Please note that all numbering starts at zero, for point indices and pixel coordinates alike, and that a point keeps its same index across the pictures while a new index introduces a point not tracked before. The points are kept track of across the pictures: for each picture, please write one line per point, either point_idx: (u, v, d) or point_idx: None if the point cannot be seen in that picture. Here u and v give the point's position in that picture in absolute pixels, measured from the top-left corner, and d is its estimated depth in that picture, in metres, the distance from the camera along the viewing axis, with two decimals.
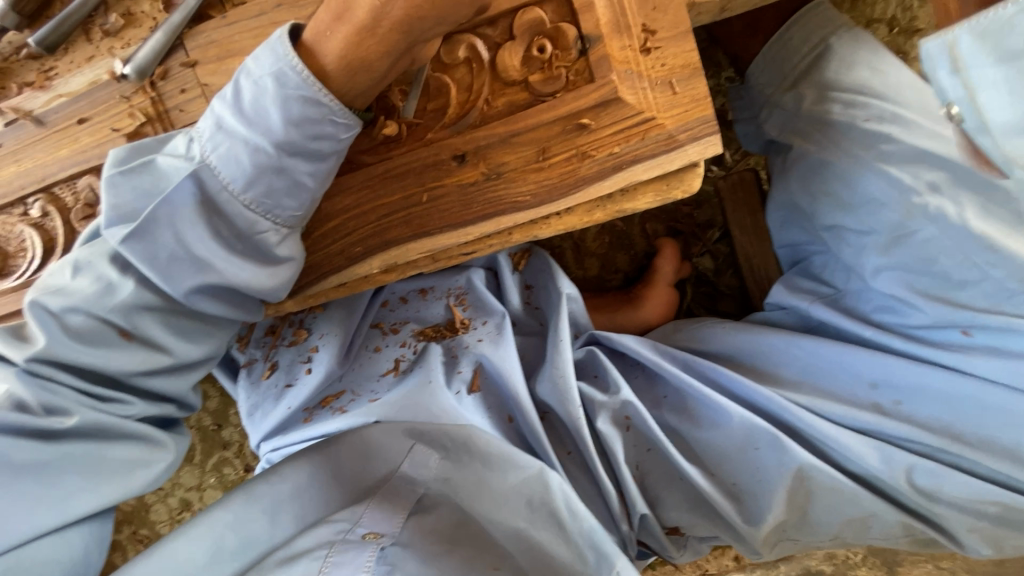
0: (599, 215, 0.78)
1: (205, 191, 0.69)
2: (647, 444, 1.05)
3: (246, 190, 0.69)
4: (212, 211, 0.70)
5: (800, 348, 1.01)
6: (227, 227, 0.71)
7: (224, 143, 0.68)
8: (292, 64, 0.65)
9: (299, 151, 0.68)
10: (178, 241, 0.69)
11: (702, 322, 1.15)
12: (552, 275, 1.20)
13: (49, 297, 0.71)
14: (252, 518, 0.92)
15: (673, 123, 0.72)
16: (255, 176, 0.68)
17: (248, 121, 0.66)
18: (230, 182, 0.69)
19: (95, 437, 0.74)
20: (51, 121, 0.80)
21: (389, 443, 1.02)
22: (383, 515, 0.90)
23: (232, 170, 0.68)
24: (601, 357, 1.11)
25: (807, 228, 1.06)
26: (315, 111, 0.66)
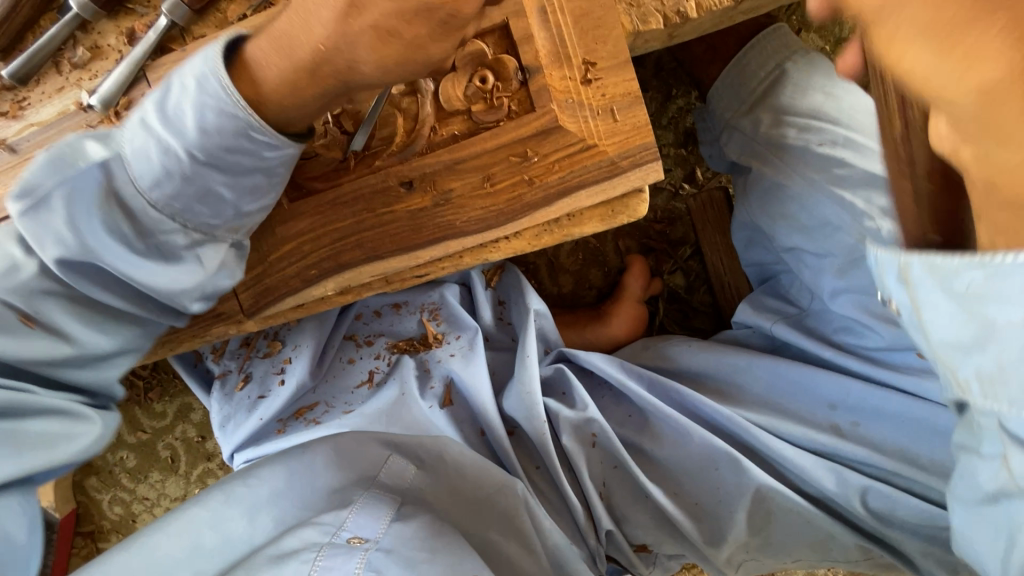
0: (547, 239, 0.79)
1: (113, 181, 0.67)
2: (613, 461, 1.05)
3: (152, 190, 0.66)
4: (118, 202, 0.68)
5: (760, 368, 1.02)
6: (141, 219, 0.68)
7: (139, 138, 0.66)
8: (219, 76, 0.64)
9: (212, 162, 0.66)
10: (68, 225, 0.65)
11: (671, 340, 1.16)
12: (522, 291, 1.22)
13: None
14: (230, 516, 0.91)
15: (614, 150, 0.73)
16: (163, 177, 0.66)
17: (167, 122, 0.65)
18: (137, 179, 0.67)
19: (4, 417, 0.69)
20: (23, 149, 0.83)
21: (362, 453, 1.01)
22: (366, 519, 0.89)
23: (140, 166, 0.66)
24: (568, 374, 1.11)
25: (771, 248, 1.07)
26: (233, 125, 0.65)
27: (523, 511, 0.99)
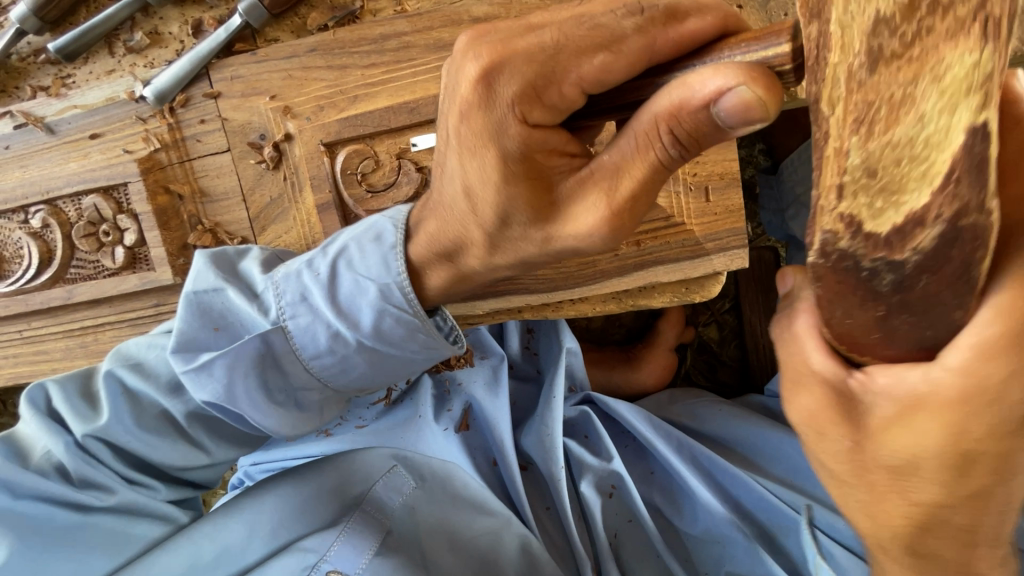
0: (613, 306, 0.77)
1: (272, 347, 0.66)
2: (629, 514, 1.02)
3: (314, 361, 0.67)
4: (272, 364, 0.67)
5: (793, 449, 0.98)
6: (275, 384, 0.68)
7: (308, 318, 0.65)
8: (400, 284, 0.64)
9: (381, 350, 0.67)
10: (226, 392, 0.65)
11: (701, 398, 1.13)
12: (555, 326, 1.15)
13: (126, 369, 0.72)
14: (232, 528, 0.85)
15: (702, 230, 0.71)
16: (327, 355, 0.67)
17: (341, 312, 0.64)
18: (301, 349, 0.67)
19: (124, 512, 0.77)
20: (62, 131, 0.78)
21: (372, 461, 1.00)
22: (352, 548, 0.87)
23: (306, 341, 0.66)
24: (594, 420, 1.08)
25: None
26: (407, 327, 0.65)
27: (508, 558, 0.98)
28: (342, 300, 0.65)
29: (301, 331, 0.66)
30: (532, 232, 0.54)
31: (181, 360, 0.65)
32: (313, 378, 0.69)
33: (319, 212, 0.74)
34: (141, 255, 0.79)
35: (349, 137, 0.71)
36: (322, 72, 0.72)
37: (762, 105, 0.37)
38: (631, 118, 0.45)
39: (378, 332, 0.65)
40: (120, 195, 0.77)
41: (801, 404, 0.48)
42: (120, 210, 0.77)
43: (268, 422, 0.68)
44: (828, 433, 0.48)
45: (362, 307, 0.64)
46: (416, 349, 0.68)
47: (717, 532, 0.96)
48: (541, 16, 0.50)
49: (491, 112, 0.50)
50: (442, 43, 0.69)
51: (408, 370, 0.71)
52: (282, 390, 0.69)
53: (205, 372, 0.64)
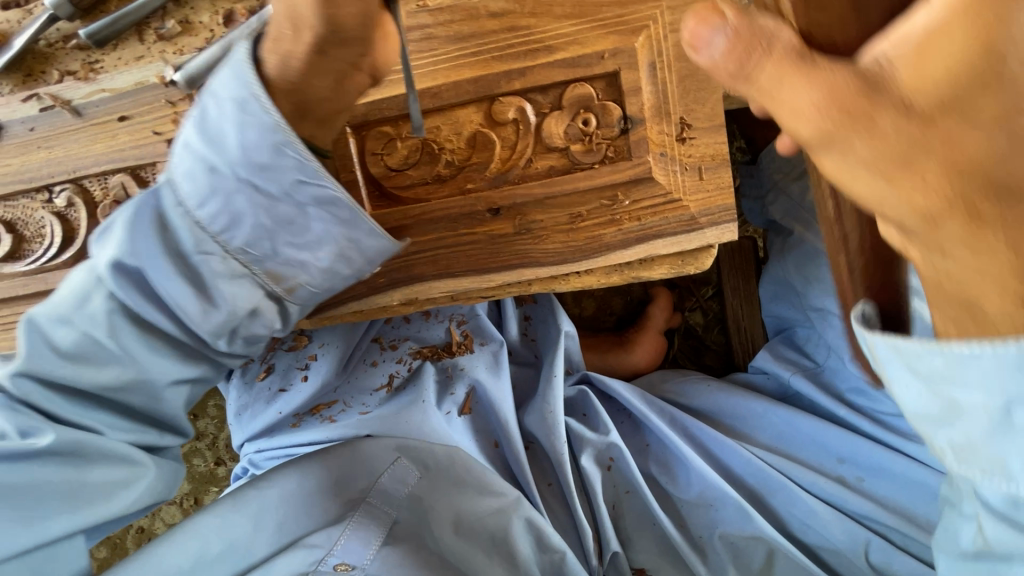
0: (616, 279, 0.83)
1: (163, 207, 0.63)
2: (626, 486, 1.08)
3: (218, 215, 0.61)
4: (167, 232, 0.63)
5: (777, 418, 1.06)
6: (177, 252, 0.63)
7: (189, 162, 0.61)
8: (262, 102, 0.58)
9: (288, 203, 0.62)
10: (130, 253, 0.62)
11: (690, 376, 1.20)
12: (552, 310, 1.22)
13: (40, 308, 0.67)
14: (237, 521, 0.90)
15: (696, 206, 0.78)
16: (231, 209, 0.61)
17: (209, 141, 0.60)
18: (201, 206, 0.61)
19: (75, 463, 0.70)
20: (89, 113, 0.80)
21: (377, 453, 1.01)
22: (359, 539, 0.90)
23: (201, 194, 0.61)
24: (591, 398, 1.14)
25: (795, 304, 1.11)
26: (288, 167, 0.60)
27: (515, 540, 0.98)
28: (212, 131, 0.60)
29: (221, 211, 0.61)
30: None
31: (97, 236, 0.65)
32: (213, 243, 0.63)
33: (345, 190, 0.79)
34: None
35: (375, 120, 0.77)
36: None
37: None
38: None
39: (312, 214, 0.63)
40: (147, 174, 0.80)
41: (957, 131, 0.37)
42: (146, 189, 0.80)
43: (189, 312, 0.64)
44: (936, 161, 0.37)
45: (234, 129, 0.59)
46: (359, 238, 0.66)
47: (709, 495, 1.02)
48: None
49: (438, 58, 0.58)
50: (462, 35, 0.76)
51: (359, 270, 0.70)
52: (182, 259, 0.64)
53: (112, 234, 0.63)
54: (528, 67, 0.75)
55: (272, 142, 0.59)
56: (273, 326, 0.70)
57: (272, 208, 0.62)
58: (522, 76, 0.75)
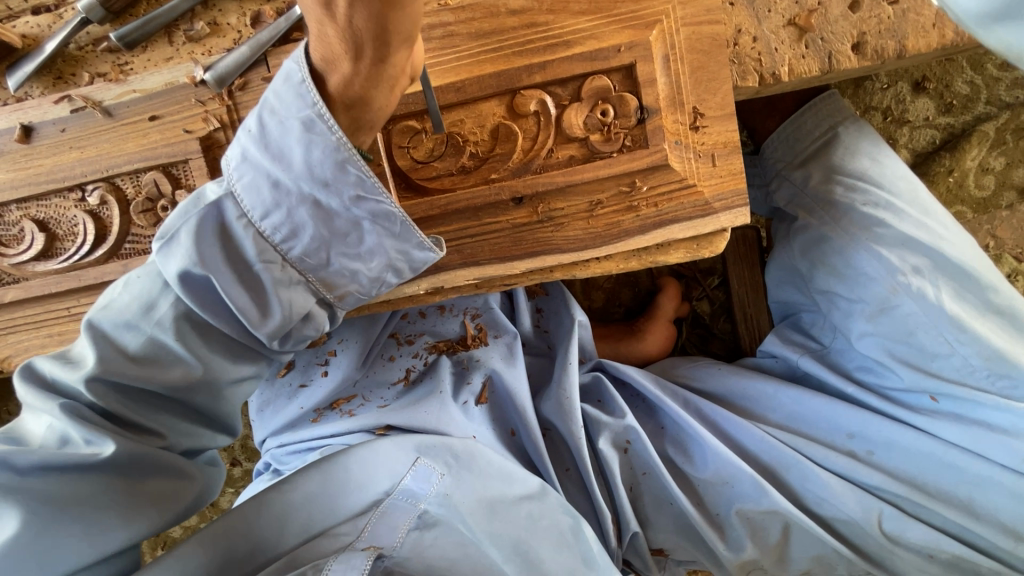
0: (634, 264, 0.86)
1: (226, 218, 0.67)
2: (643, 468, 1.11)
3: (283, 225, 0.67)
4: (231, 240, 0.67)
5: (788, 398, 1.10)
6: (242, 261, 0.68)
7: (253, 174, 0.65)
8: (322, 114, 0.62)
9: (347, 215, 0.67)
10: (195, 260, 0.66)
11: (700, 362, 1.24)
12: (565, 301, 1.25)
13: (102, 313, 0.69)
14: (260, 522, 0.87)
15: (710, 191, 0.82)
16: (293, 219, 0.66)
17: (273, 155, 0.64)
18: (265, 216, 0.66)
19: (134, 473, 0.73)
20: (119, 114, 0.83)
21: (395, 454, 0.93)
22: (383, 529, 0.88)
23: (266, 205, 0.66)
24: (606, 384, 1.18)
25: (801, 289, 1.15)
26: (348, 182, 0.65)
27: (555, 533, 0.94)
28: (274, 145, 0.65)
29: (283, 223, 0.66)
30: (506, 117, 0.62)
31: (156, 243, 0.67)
32: (276, 252, 0.68)
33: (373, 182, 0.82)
34: None
35: (402, 114, 0.79)
36: None
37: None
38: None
39: (365, 226, 0.68)
40: (179, 172, 0.82)
41: None
42: (178, 186, 0.82)
43: (251, 318, 0.69)
44: None
45: (298, 145, 0.63)
46: (410, 247, 0.71)
47: (725, 473, 1.05)
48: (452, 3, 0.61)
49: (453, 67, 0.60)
50: (483, 32, 0.79)
51: (407, 275, 0.75)
52: (247, 267, 0.69)
53: (175, 242, 0.66)
54: (548, 60, 0.78)
55: (335, 160, 0.64)
56: (323, 328, 0.75)
57: (330, 220, 0.67)
58: (543, 70, 0.78)
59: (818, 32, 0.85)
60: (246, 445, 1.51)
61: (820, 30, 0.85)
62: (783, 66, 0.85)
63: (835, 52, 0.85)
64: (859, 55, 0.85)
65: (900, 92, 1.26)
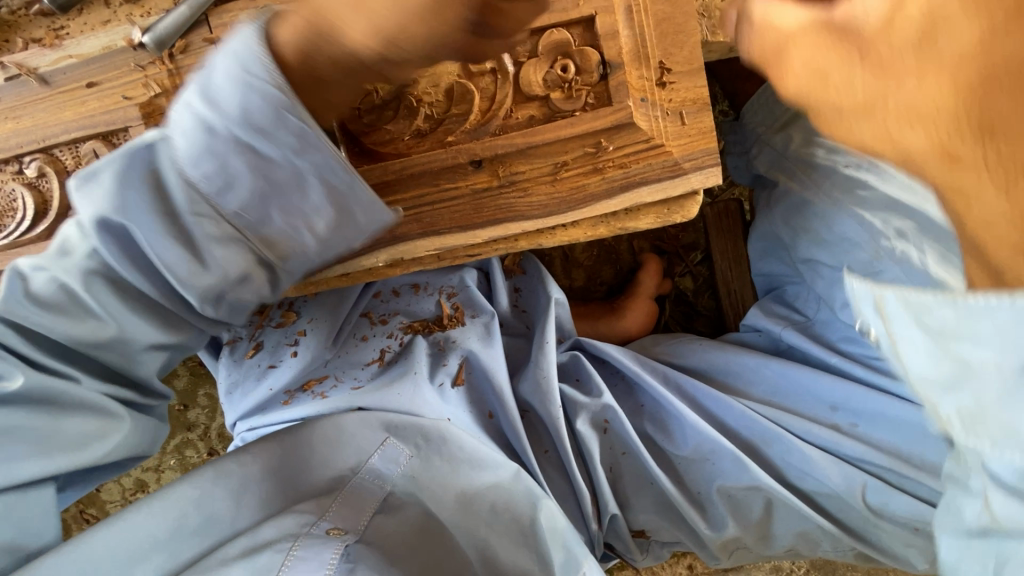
0: (603, 230, 0.82)
1: (159, 163, 0.63)
2: (623, 447, 1.07)
3: (216, 175, 0.62)
4: (161, 187, 0.63)
5: (770, 371, 1.06)
6: (171, 208, 0.63)
7: (185, 120, 0.61)
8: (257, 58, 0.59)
9: (288, 167, 0.63)
10: (118, 207, 0.61)
11: (682, 338, 1.20)
12: (541, 277, 1.22)
13: (28, 260, 0.67)
14: (216, 498, 0.83)
15: (680, 151, 0.78)
16: (227, 170, 0.62)
17: (206, 100, 0.60)
18: (193, 165, 0.61)
19: (51, 409, 0.71)
20: (56, 81, 0.78)
21: (362, 433, 0.91)
22: (349, 511, 0.84)
23: (194, 153, 0.61)
24: (584, 362, 1.14)
25: (784, 259, 1.12)
26: (291, 132, 0.61)
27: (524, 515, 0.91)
28: (211, 89, 0.60)
29: (214, 175, 0.61)
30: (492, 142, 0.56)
31: (79, 180, 0.63)
32: (203, 200, 0.63)
33: None
34: None
35: None
36: None
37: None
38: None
39: (310, 181, 0.64)
40: (120, 141, 0.78)
41: None
42: None
43: (180, 275, 0.65)
44: None
45: (233, 90, 0.60)
46: (356, 209, 0.67)
47: (705, 449, 1.02)
48: None
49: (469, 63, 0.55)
50: None
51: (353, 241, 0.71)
52: (179, 218, 0.64)
53: (95, 183, 0.62)
54: None
55: (272, 109, 0.60)
56: (261, 293, 0.71)
57: (269, 174, 0.63)
58: None
59: None
60: (223, 434, 1.47)
61: None
62: None
63: None
64: None
65: None
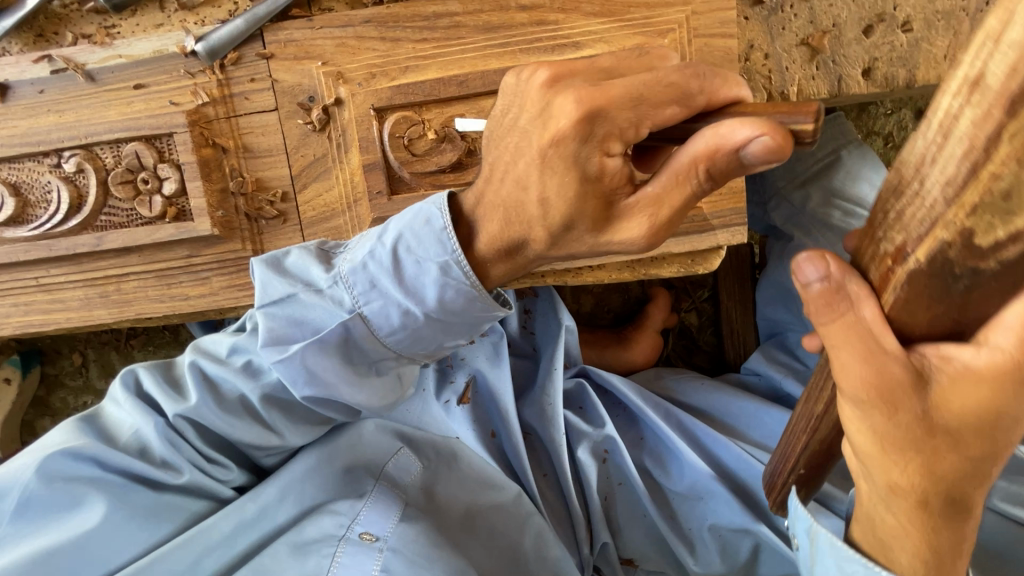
0: (627, 274, 0.85)
1: (350, 332, 0.72)
2: (620, 477, 1.10)
3: (398, 341, 0.73)
4: (351, 346, 0.73)
5: (768, 417, 1.10)
6: (358, 359, 0.75)
7: (376, 300, 0.71)
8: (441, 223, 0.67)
9: (444, 326, 0.73)
10: (308, 366, 0.71)
11: (684, 374, 1.24)
12: (554, 304, 1.19)
13: (204, 361, 0.76)
14: (269, 492, 0.85)
15: (709, 207, 0.81)
16: (404, 330, 0.72)
17: (401, 288, 0.70)
18: (381, 335, 0.73)
19: None
20: (103, 79, 0.79)
21: (379, 441, 0.97)
22: (381, 513, 0.86)
23: (383, 325, 0.72)
24: (589, 391, 1.17)
25: (790, 309, 1.16)
26: (466, 296, 0.70)
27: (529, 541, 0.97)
28: (406, 280, 0.69)
29: (404, 337, 0.73)
30: (593, 239, 0.61)
31: (274, 351, 0.71)
32: (389, 350, 0.74)
33: (364, 171, 0.79)
34: (180, 206, 0.80)
35: (398, 104, 0.77)
36: (376, 42, 0.77)
37: (782, 151, 0.46)
38: (669, 159, 0.54)
39: (458, 323, 0.73)
40: (163, 145, 0.79)
41: (857, 373, 0.45)
42: (161, 159, 0.79)
43: (373, 403, 0.77)
44: (888, 404, 0.46)
45: (408, 257, 0.69)
46: (477, 315, 0.71)
47: (700, 487, 1.05)
48: (613, 62, 0.61)
49: (583, 147, 0.57)
50: (491, 25, 0.76)
51: (464, 337, 0.75)
52: (360, 368, 0.75)
53: (298, 356, 0.70)
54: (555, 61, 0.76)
55: (449, 278, 0.68)
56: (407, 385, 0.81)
57: (424, 323, 0.72)
58: None
59: (830, 53, 0.83)
60: None
61: (832, 52, 0.83)
62: (792, 87, 0.84)
63: (845, 75, 0.84)
64: (869, 80, 0.84)
65: (902, 118, 1.26)
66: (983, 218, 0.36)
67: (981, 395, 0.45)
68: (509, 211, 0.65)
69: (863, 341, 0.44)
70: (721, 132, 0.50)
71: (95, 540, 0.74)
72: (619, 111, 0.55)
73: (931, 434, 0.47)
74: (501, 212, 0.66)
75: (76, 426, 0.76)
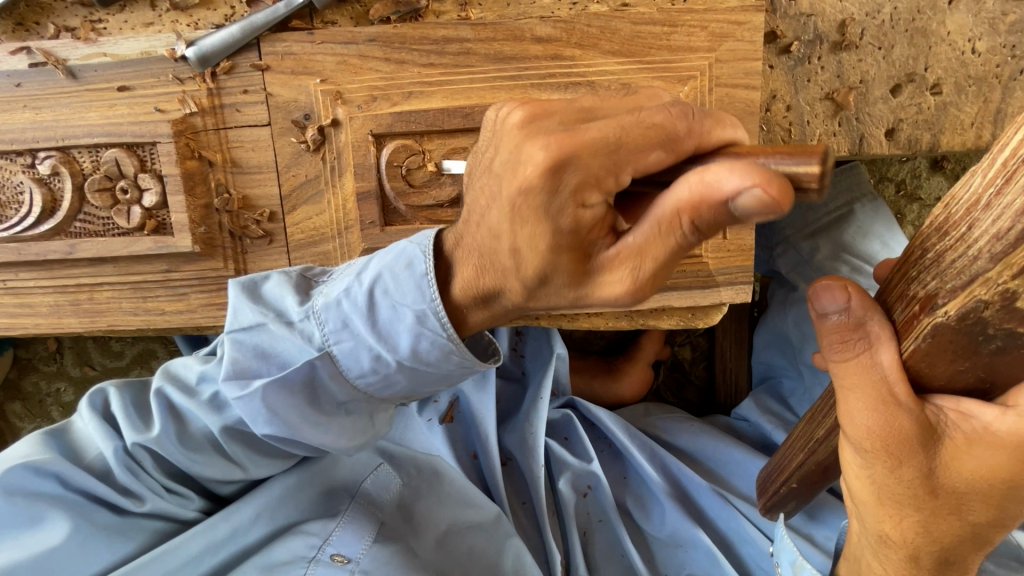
0: (624, 323, 0.82)
1: (316, 372, 0.67)
2: (600, 514, 1.08)
3: (368, 384, 0.68)
4: (318, 386, 0.68)
5: (755, 467, 1.08)
6: (326, 401, 0.70)
7: (348, 340, 0.66)
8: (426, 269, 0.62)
9: (420, 374, 0.67)
10: (270, 410, 0.66)
11: (673, 413, 1.22)
12: (546, 331, 1.14)
13: (173, 389, 0.73)
14: (244, 511, 0.78)
15: (715, 263, 0.77)
16: (378, 374, 0.67)
17: (372, 331, 0.64)
18: (353, 377, 0.68)
19: None
20: (85, 77, 0.73)
21: (355, 458, 0.90)
22: (355, 531, 0.81)
23: (355, 368, 0.67)
24: (575, 423, 1.14)
25: (787, 357, 1.13)
26: (442, 348, 0.64)
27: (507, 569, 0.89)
28: (381, 325, 0.64)
29: (376, 381, 0.68)
30: (567, 293, 0.54)
31: (233, 386, 0.67)
32: (359, 393, 0.69)
33: (358, 198, 0.75)
34: (160, 218, 0.76)
35: (399, 131, 0.73)
36: (379, 62, 0.72)
37: (779, 203, 0.40)
38: (650, 208, 0.47)
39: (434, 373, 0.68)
40: (145, 153, 0.74)
41: (863, 417, 0.49)
42: (142, 168, 0.74)
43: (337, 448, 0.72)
44: (879, 454, 0.50)
45: (384, 300, 0.63)
46: (452, 367, 0.66)
47: (681, 536, 1.04)
48: (593, 102, 0.52)
49: (553, 199, 0.49)
50: (502, 55, 0.72)
51: (440, 385, 0.70)
52: (326, 411, 0.70)
53: (256, 397, 0.66)
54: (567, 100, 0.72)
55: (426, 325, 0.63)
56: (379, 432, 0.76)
57: (399, 369, 0.66)
58: None
59: (855, 110, 0.80)
60: None
61: (857, 109, 0.80)
62: (812, 141, 0.80)
63: (867, 134, 0.80)
64: (892, 141, 0.80)
65: (917, 167, 1.22)
66: (948, 215, 0.42)
67: (995, 462, 0.47)
68: (481, 258, 0.58)
69: (874, 388, 0.47)
70: (702, 181, 0.43)
71: (60, 556, 0.68)
72: (592, 157, 0.48)
73: (932, 493, 0.51)
74: (473, 259, 0.59)
75: (41, 440, 0.71)
